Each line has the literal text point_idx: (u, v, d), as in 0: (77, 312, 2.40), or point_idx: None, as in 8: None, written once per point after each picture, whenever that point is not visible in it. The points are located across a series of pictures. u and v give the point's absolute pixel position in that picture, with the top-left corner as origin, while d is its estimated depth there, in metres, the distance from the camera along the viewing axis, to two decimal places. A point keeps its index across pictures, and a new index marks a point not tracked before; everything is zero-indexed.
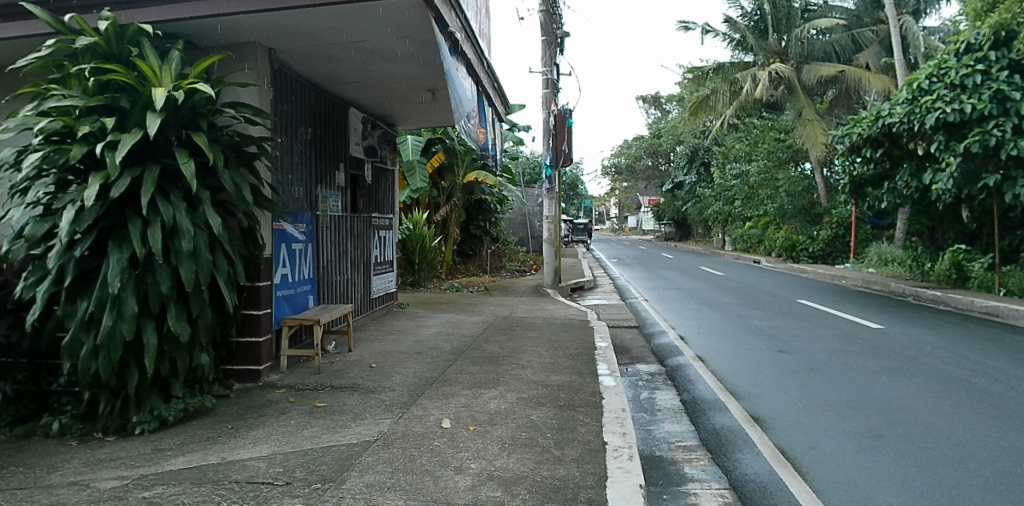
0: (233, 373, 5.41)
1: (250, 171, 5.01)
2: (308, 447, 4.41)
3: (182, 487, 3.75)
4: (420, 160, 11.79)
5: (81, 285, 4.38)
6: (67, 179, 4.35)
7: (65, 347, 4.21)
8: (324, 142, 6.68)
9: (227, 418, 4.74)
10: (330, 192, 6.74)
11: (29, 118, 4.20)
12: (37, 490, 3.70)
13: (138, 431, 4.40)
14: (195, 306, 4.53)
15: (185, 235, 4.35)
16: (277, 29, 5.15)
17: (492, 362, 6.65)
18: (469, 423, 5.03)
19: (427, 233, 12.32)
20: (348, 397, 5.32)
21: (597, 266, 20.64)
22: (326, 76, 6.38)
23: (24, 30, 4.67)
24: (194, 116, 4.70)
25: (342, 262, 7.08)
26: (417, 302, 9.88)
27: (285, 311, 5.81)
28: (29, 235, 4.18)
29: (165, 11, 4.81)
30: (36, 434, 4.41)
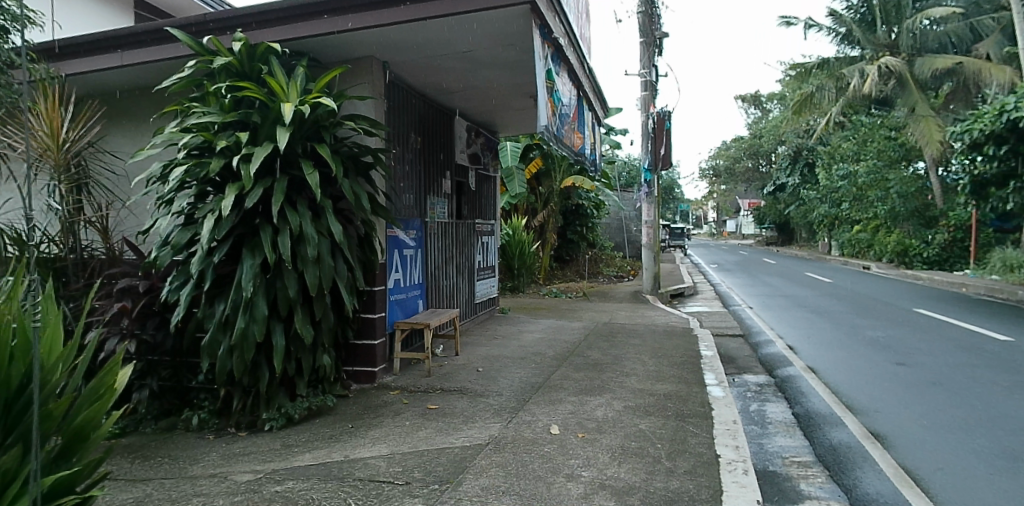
0: (350, 374, 5.63)
1: (367, 180, 5.22)
2: (423, 448, 4.52)
3: (309, 482, 3.94)
4: (518, 166, 11.93)
5: (219, 289, 4.68)
6: (206, 190, 4.67)
7: (205, 346, 4.52)
8: (432, 150, 6.87)
9: (347, 418, 4.93)
10: (437, 199, 6.91)
11: (174, 135, 4.54)
12: (181, 480, 3.99)
13: (267, 427, 4.66)
14: (319, 309, 4.77)
15: (310, 242, 4.60)
16: (392, 43, 5.35)
17: (596, 369, 6.60)
18: (578, 431, 5.00)
19: (527, 239, 12.43)
20: (458, 400, 5.41)
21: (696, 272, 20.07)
22: (434, 86, 6.54)
23: (169, 52, 5.06)
24: (318, 129, 4.95)
25: (449, 267, 7.23)
26: (518, 307, 9.95)
27: (397, 315, 6.00)
28: (175, 242, 4.52)
29: (292, 31, 5.11)
30: (178, 428, 4.76)
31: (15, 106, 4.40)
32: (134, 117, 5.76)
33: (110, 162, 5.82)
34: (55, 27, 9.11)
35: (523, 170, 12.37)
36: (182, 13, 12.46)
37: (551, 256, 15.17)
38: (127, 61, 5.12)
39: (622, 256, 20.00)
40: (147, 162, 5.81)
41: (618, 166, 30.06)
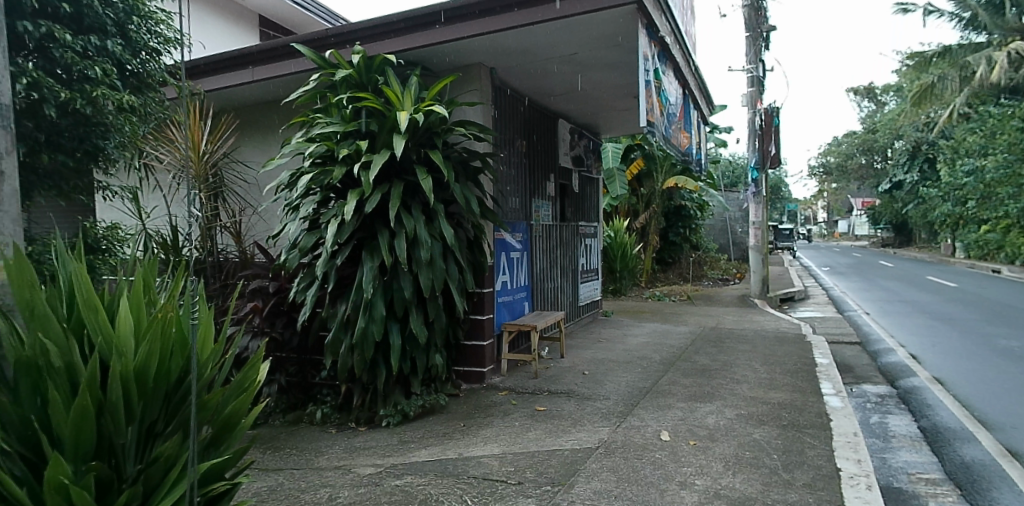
0: (461, 374, 5.76)
1: (476, 184, 5.37)
2: (534, 449, 4.57)
3: (427, 478, 4.08)
4: (619, 167, 11.84)
5: (340, 290, 4.94)
6: (328, 196, 4.93)
7: (328, 344, 4.77)
8: (536, 153, 6.93)
9: (459, 416, 5.06)
10: (541, 202, 6.97)
11: (301, 145, 4.82)
12: (309, 471, 4.23)
13: (384, 423, 4.85)
14: (432, 310, 4.96)
15: (424, 245, 4.78)
16: (499, 48, 5.45)
17: (705, 375, 6.43)
18: (689, 438, 4.89)
19: (629, 241, 12.30)
20: (566, 403, 5.43)
21: (806, 276, 19.13)
22: (538, 90, 6.61)
23: (294, 67, 5.37)
24: (431, 135, 5.13)
25: (553, 270, 7.26)
26: (621, 310, 9.88)
27: (505, 316, 6.09)
28: (302, 246, 4.80)
29: (406, 42, 5.31)
30: (303, 421, 5.04)
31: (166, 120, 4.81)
32: (262, 129, 6.17)
33: (242, 172, 6.25)
34: (199, 47, 9.94)
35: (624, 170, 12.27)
36: (304, 31, 13.27)
37: (652, 258, 14.93)
38: (257, 76, 5.47)
39: (726, 257, 19.39)
40: (275, 171, 6.20)
41: (722, 167, 29.44)
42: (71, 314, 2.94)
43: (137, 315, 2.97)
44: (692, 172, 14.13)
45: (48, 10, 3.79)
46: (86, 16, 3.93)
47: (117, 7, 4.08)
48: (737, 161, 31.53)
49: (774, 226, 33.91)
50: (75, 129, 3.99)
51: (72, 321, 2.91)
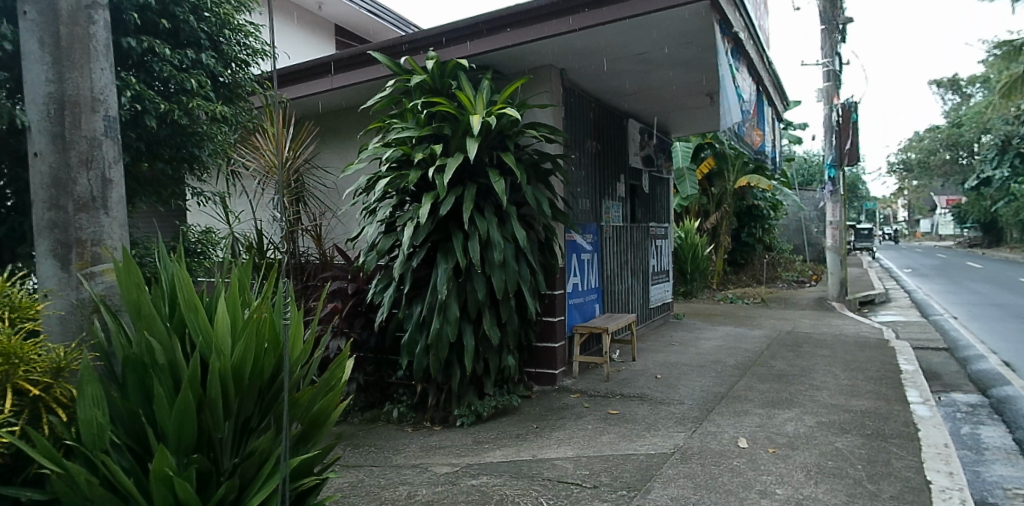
0: (532, 375, 5.78)
1: (547, 185, 5.38)
2: (609, 453, 4.54)
3: (502, 479, 4.11)
4: (689, 166, 11.75)
5: (416, 291, 5.03)
6: (404, 199, 5.03)
7: (404, 345, 4.89)
8: (606, 154, 6.88)
9: (532, 418, 5.09)
10: (612, 203, 6.92)
11: (378, 150, 4.94)
12: (388, 469, 4.33)
13: (459, 423, 4.92)
14: (505, 312, 4.99)
15: (498, 247, 4.83)
16: (570, 49, 5.43)
17: (783, 380, 6.25)
18: (768, 445, 4.75)
19: (700, 242, 12.07)
20: (639, 407, 5.39)
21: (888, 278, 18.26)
22: (608, 90, 6.56)
23: (370, 75, 5.50)
24: (502, 138, 5.16)
25: (624, 271, 7.20)
26: (693, 313, 9.71)
27: (576, 318, 6.09)
28: (379, 248, 4.91)
29: (478, 46, 5.37)
30: (380, 419, 5.18)
31: (253, 128, 5.02)
32: (341, 136, 6.36)
33: (322, 177, 6.46)
34: (284, 59, 10.37)
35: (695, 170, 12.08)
36: (378, 38, 13.58)
37: (724, 260, 14.60)
38: (336, 84, 5.64)
39: (800, 258, 18.73)
40: (354, 176, 6.37)
41: (797, 165, 28.60)
42: (172, 313, 3.10)
43: (235, 314, 3.10)
44: (765, 170, 13.72)
45: (149, 27, 4.00)
46: (183, 30, 4.13)
47: (210, 21, 4.27)
48: (812, 158, 30.42)
49: (852, 226, 32.55)
50: (173, 138, 4.19)
51: (174, 320, 3.06)
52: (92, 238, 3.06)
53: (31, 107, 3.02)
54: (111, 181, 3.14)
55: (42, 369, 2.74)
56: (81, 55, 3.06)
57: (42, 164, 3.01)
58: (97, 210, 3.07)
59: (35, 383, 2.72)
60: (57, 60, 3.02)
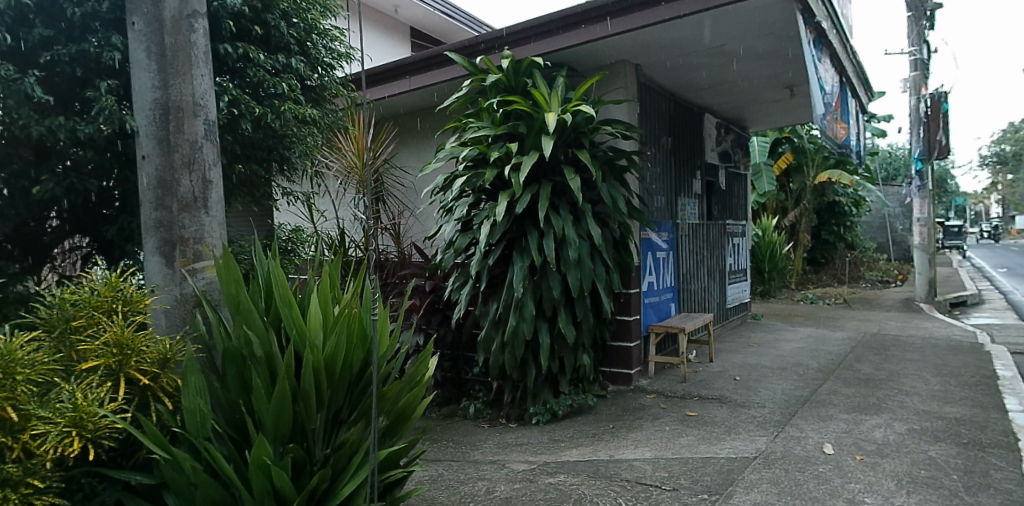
0: (607, 375, 5.76)
1: (622, 183, 5.33)
2: (688, 455, 4.44)
3: (579, 478, 4.09)
4: (767, 162, 11.61)
5: (492, 289, 5.07)
6: (480, 198, 5.07)
7: (481, 341, 4.96)
8: (682, 150, 6.75)
9: (607, 418, 5.06)
10: (688, 200, 6.80)
11: (455, 149, 4.99)
12: (466, 464, 4.38)
13: (534, 421, 4.94)
14: (580, 310, 4.97)
15: (573, 244, 4.81)
16: (646, 43, 5.34)
17: (870, 385, 5.97)
18: (855, 452, 4.54)
19: (778, 240, 11.72)
20: (718, 410, 5.28)
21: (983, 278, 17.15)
22: (683, 85, 6.43)
23: (446, 75, 5.57)
24: (577, 135, 5.13)
25: (701, 270, 7.06)
26: (771, 314, 9.45)
27: (651, 318, 6.02)
28: (456, 246, 4.97)
29: (553, 44, 5.35)
30: (457, 415, 5.28)
31: (341, 128, 5.12)
32: (419, 136, 6.48)
33: (401, 176, 6.60)
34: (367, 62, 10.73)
35: (772, 166, 11.88)
36: (452, 40, 13.76)
37: (802, 259, 14.11)
38: (413, 85, 5.74)
39: (885, 258, 17.86)
40: (431, 175, 6.48)
41: (881, 159, 27.30)
42: (268, 307, 3.22)
43: (326, 309, 3.20)
44: (848, 165, 13.15)
45: (243, 34, 4.16)
46: (274, 37, 4.27)
47: (298, 27, 4.41)
48: (896, 152, 28.93)
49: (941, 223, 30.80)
50: (265, 141, 4.35)
51: (270, 314, 3.18)
52: (193, 237, 3.20)
53: (139, 113, 3.19)
54: (211, 182, 3.27)
55: (151, 360, 2.89)
56: (184, 62, 3.21)
57: (150, 167, 3.17)
58: (198, 209, 3.21)
59: (145, 372, 2.87)
60: (163, 67, 3.18)
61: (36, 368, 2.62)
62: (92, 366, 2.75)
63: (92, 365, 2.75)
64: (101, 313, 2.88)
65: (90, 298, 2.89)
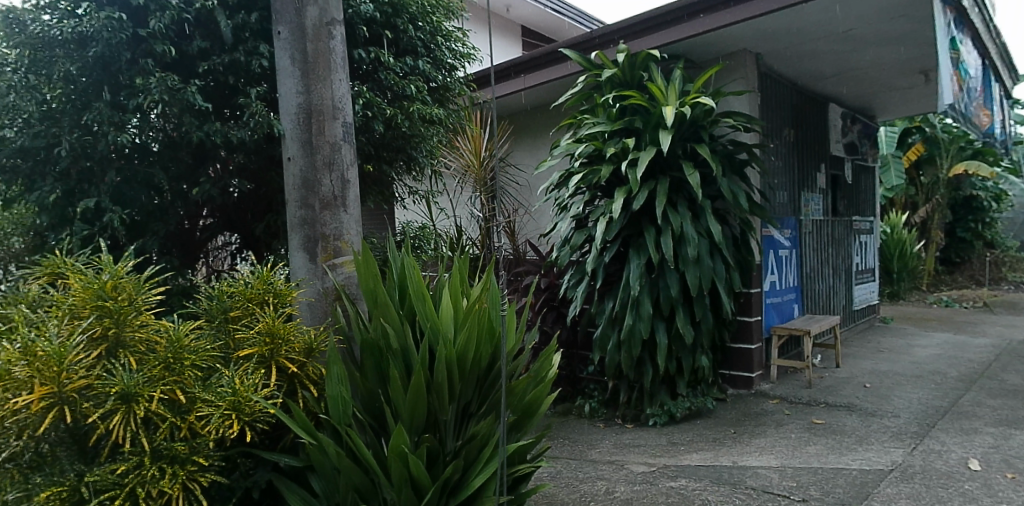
0: (727, 377, 5.62)
1: (743, 177, 5.14)
2: (817, 465, 4.19)
3: (702, 483, 3.96)
4: (895, 153, 10.97)
5: (609, 286, 5.04)
6: (595, 195, 5.03)
7: (596, 340, 4.96)
8: (804, 144, 6.47)
9: (728, 422, 4.92)
10: (811, 195, 6.53)
11: (571, 145, 4.98)
12: (585, 462, 4.36)
13: (651, 423, 4.89)
14: (699, 310, 4.85)
15: (692, 242, 4.67)
16: (768, 31, 5.12)
17: (1020, 397, 5.43)
18: (1006, 470, 4.11)
19: (909, 238, 10.99)
20: (848, 418, 4.98)
21: None
22: (805, 74, 6.13)
23: (560, 72, 5.57)
24: (696, 129, 4.99)
25: (825, 269, 6.74)
26: (901, 317, 8.85)
27: (774, 319, 5.82)
28: (572, 243, 4.96)
29: (670, 35, 5.22)
30: (573, 413, 5.32)
31: (461, 128, 5.23)
32: (534, 134, 6.56)
33: (516, 174, 6.69)
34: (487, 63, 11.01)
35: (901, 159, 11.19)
36: (564, 37, 13.80)
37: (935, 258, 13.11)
38: (528, 83, 5.79)
39: None
40: (547, 172, 6.55)
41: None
42: (402, 301, 3.34)
43: (456, 304, 3.26)
44: (989, 155, 12.05)
45: (375, 39, 4.34)
46: (403, 40, 4.42)
47: (425, 30, 4.55)
48: None
49: None
50: (395, 141, 4.52)
51: (404, 308, 3.29)
52: (333, 234, 3.36)
53: (285, 117, 3.38)
54: (349, 181, 3.42)
55: (297, 349, 3.06)
56: (324, 67, 3.37)
57: (295, 168, 3.36)
58: (338, 207, 3.36)
59: (293, 361, 3.04)
60: (305, 73, 3.35)
61: (200, 354, 2.83)
62: (247, 354, 2.93)
63: (248, 353, 2.94)
64: (254, 304, 3.08)
65: (245, 290, 3.11)
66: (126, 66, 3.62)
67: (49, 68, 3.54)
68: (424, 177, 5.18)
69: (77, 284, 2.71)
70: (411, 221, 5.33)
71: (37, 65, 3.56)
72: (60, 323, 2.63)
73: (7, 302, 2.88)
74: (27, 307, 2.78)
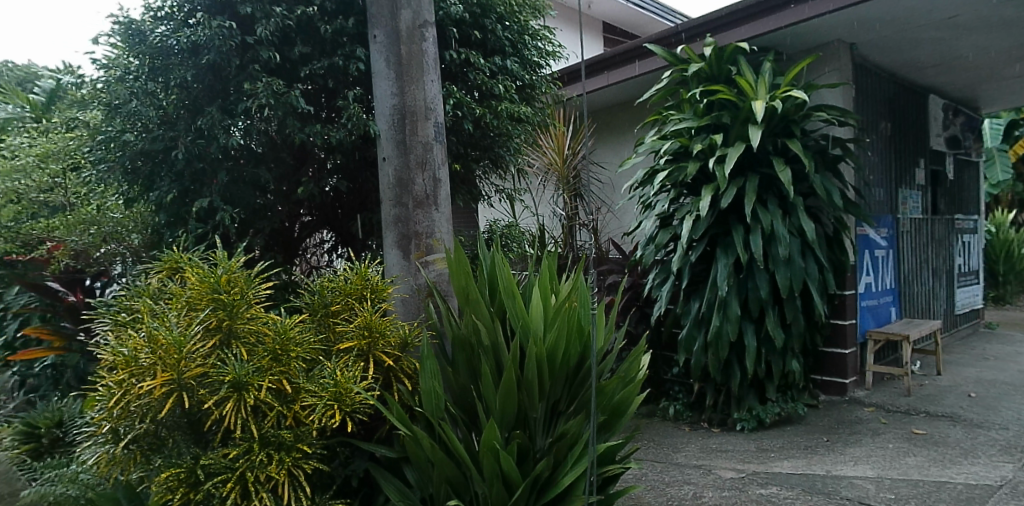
0: (818, 383, 5.42)
1: (837, 173, 4.93)
2: (918, 478, 3.94)
3: (794, 492, 3.80)
4: (1001, 147, 10.28)
5: (695, 286, 4.95)
6: (682, 192, 4.93)
7: (682, 341, 4.87)
8: (902, 138, 6.15)
9: (821, 430, 4.74)
10: (910, 192, 6.20)
11: (656, 142, 4.90)
12: (670, 465, 4.29)
13: (739, 428, 4.78)
14: (790, 312, 4.68)
15: (783, 241, 4.51)
16: (866, 20, 4.87)
17: None
18: None
19: (1018, 238, 10.25)
20: (951, 429, 4.69)
21: None
22: (905, 64, 5.81)
23: (646, 68, 5.50)
24: (787, 123, 4.82)
25: (924, 271, 6.38)
26: (1010, 322, 8.25)
27: (870, 323, 5.56)
28: (658, 242, 4.90)
29: (759, 26, 5.04)
30: (657, 415, 5.26)
31: (546, 126, 5.26)
32: (616, 130, 6.53)
33: (599, 172, 6.68)
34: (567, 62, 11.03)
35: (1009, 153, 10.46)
36: (645, 33, 13.63)
37: None
38: (612, 79, 5.75)
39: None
40: (630, 170, 6.50)
41: None
42: (492, 298, 3.38)
43: (546, 302, 3.25)
44: None
45: (464, 39, 4.42)
46: (491, 40, 4.48)
47: (513, 29, 4.58)
48: None
49: None
50: (483, 140, 4.59)
51: (495, 305, 3.32)
52: (426, 231, 3.44)
53: (381, 118, 3.48)
54: (441, 180, 3.49)
55: (393, 344, 3.15)
56: (416, 69, 3.44)
57: (390, 168, 3.46)
58: (430, 206, 3.44)
59: (389, 355, 3.13)
60: (400, 75, 3.43)
61: (304, 346, 2.96)
62: (347, 347, 3.05)
63: (348, 346, 3.06)
64: (353, 300, 3.20)
65: (344, 285, 3.22)
66: (235, 72, 3.80)
67: (166, 75, 3.79)
68: (509, 176, 5.24)
69: (195, 278, 2.89)
70: (496, 219, 5.40)
71: (156, 72, 3.82)
72: (179, 315, 2.82)
73: (131, 295, 3.11)
74: (149, 299, 2.99)
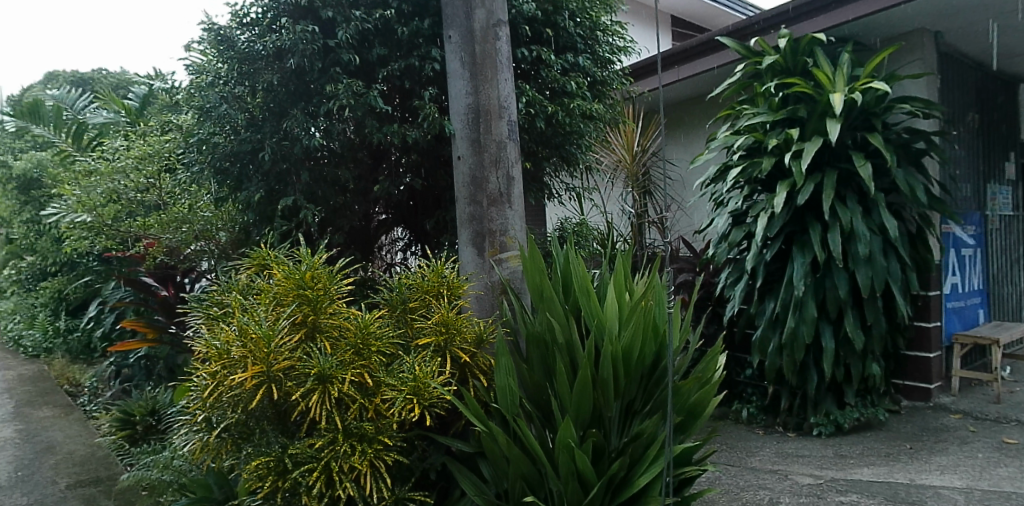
0: (900, 388, 5.18)
1: (921, 168, 4.70)
2: (1012, 490, 3.67)
3: (876, 500, 3.61)
4: None
5: (769, 286, 4.82)
6: (756, 189, 4.81)
7: (756, 342, 4.74)
8: (991, 130, 5.83)
9: (903, 437, 4.53)
10: (1000, 187, 5.86)
11: (729, 138, 4.79)
12: (745, 469, 4.20)
13: (815, 433, 4.63)
14: (871, 313, 4.49)
15: (863, 239, 4.33)
16: (954, 7, 4.63)
17: None
18: None
19: None
20: None
21: None
22: (997, 52, 5.50)
23: (718, 62, 5.39)
24: (868, 117, 4.63)
25: (1015, 271, 6.03)
26: None
27: (955, 326, 5.29)
28: (731, 240, 4.79)
29: (836, 16, 4.85)
30: (730, 417, 5.18)
31: (617, 124, 5.23)
32: (686, 125, 6.46)
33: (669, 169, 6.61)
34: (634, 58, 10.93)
35: None
36: (715, 27, 13.36)
37: None
38: (682, 74, 5.67)
39: None
40: (700, 167, 6.41)
41: None
42: (567, 296, 3.38)
43: (621, 301, 3.22)
44: None
45: (536, 37, 4.44)
46: (563, 37, 4.48)
47: (585, 25, 4.57)
48: None
49: None
50: (554, 138, 4.60)
51: (569, 303, 3.32)
52: (500, 229, 3.47)
53: (455, 117, 3.53)
54: (514, 178, 3.51)
55: (469, 340, 3.18)
56: (490, 68, 3.47)
57: (464, 166, 3.51)
58: (504, 204, 3.46)
59: (465, 351, 3.17)
60: (474, 75, 3.47)
61: (384, 341, 3.02)
62: (425, 342, 3.10)
63: (426, 342, 3.11)
64: (430, 296, 3.25)
65: (420, 282, 3.28)
66: (317, 74, 3.92)
67: (253, 79, 3.95)
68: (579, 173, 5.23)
69: (281, 274, 3.01)
70: (566, 217, 5.40)
71: (243, 77, 4.00)
72: (268, 309, 2.93)
73: (223, 290, 3.25)
74: (239, 294, 3.13)
